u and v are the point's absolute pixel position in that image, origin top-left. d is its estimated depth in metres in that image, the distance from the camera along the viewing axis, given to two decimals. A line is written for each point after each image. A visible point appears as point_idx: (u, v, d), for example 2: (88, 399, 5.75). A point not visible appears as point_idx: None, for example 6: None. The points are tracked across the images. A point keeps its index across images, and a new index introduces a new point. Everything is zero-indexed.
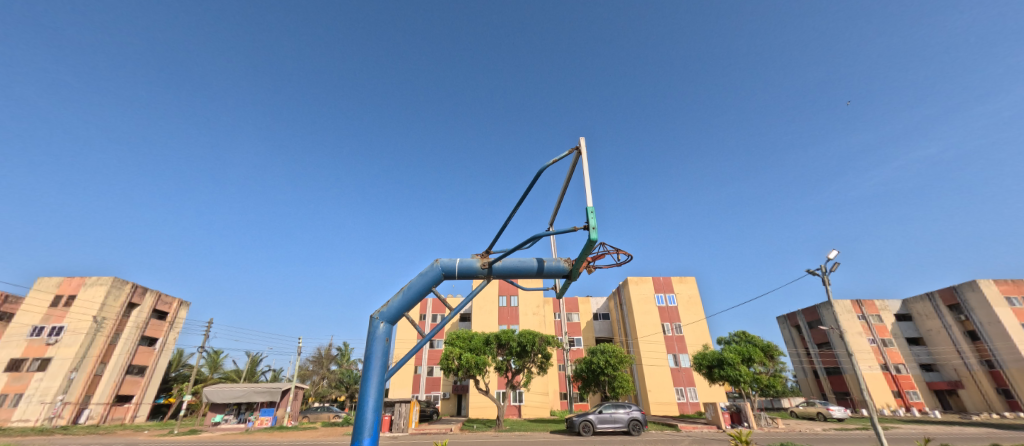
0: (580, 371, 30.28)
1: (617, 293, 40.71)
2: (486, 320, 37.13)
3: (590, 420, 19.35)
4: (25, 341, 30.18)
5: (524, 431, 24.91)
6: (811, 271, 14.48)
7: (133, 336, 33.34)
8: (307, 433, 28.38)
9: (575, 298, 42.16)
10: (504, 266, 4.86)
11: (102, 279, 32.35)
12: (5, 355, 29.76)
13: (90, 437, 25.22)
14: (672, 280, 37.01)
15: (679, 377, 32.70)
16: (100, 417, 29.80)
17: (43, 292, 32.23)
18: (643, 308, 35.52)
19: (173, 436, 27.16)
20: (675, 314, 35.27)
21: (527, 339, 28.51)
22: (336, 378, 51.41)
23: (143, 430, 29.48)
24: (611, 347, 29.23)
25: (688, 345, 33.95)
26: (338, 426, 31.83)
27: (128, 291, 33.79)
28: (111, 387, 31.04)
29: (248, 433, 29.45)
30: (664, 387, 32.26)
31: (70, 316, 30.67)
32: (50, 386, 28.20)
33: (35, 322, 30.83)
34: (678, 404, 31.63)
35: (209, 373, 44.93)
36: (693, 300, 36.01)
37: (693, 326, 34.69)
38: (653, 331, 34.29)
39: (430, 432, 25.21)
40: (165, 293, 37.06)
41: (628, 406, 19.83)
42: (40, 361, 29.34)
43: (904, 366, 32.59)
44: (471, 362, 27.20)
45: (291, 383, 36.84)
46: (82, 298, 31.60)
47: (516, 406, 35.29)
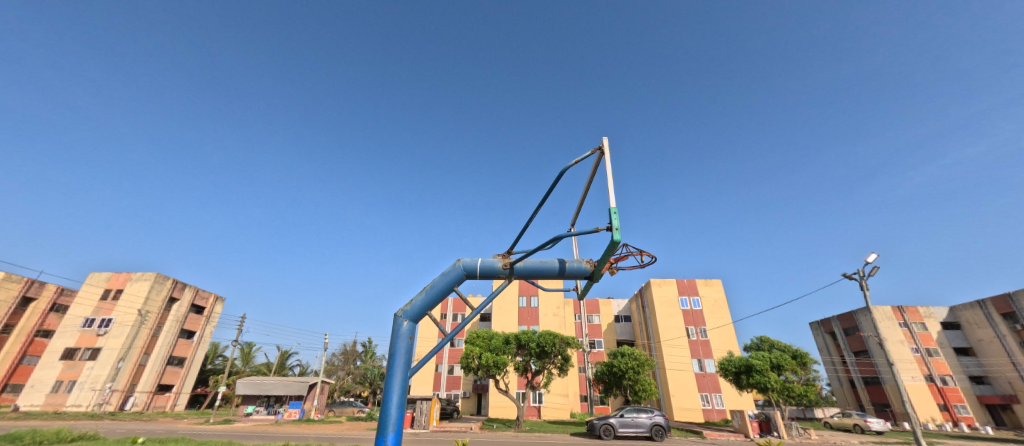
0: (602, 373, 31.14)
1: (638, 295, 41.65)
2: (506, 321, 38.51)
3: (611, 424, 20.34)
4: (77, 331, 33.33)
5: (545, 433, 26.13)
6: (847, 275, 15.21)
7: (174, 329, 36.44)
8: (332, 427, 30.50)
9: (596, 300, 42.87)
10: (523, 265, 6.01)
11: (146, 274, 35.42)
12: (61, 344, 32.92)
13: (138, 423, 28.01)
14: (697, 283, 37.34)
15: (704, 383, 33.10)
16: (144, 404, 32.81)
17: (94, 286, 35.51)
18: (667, 311, 36.12)
19: (210, 426, 29.60)
20: (700, 318, 35.68)
21: (546, 340, 29.57)
22: (360, 374, 54.02)
23: (183, 417, 32.29)
24: (630, 351, 30.07)
25: (713, 350, 34.29)
26: (363, 421, 33.85)
27: (170, 286, 36.91)
28: (154, 377, 34.08)
29: (277, 424, 31.71)
30: (688, 393, 32.74)
31: (118, 309, 33.79)
32: (100, 374, 31.17)
33: (87, 314, 34.05)
34: (703, 411, 32.02)
35: (241, 366, 48.30)
36: (718, 304, 36.29)
37: (718, 331, 35.03)
38: (677, 334, 34.81)
39: (452, 429, 26.93)
40: (202, 288, 40.23)
41: (650, 411, 20.67)
42: (91, 350, 32.41)
43: (951, 378, 32.01)
44: (490, 361, 28.55)
45: (318, 377, 39.37)
46: (128, 292, 34.76)
47: (536, 406, 36.55)
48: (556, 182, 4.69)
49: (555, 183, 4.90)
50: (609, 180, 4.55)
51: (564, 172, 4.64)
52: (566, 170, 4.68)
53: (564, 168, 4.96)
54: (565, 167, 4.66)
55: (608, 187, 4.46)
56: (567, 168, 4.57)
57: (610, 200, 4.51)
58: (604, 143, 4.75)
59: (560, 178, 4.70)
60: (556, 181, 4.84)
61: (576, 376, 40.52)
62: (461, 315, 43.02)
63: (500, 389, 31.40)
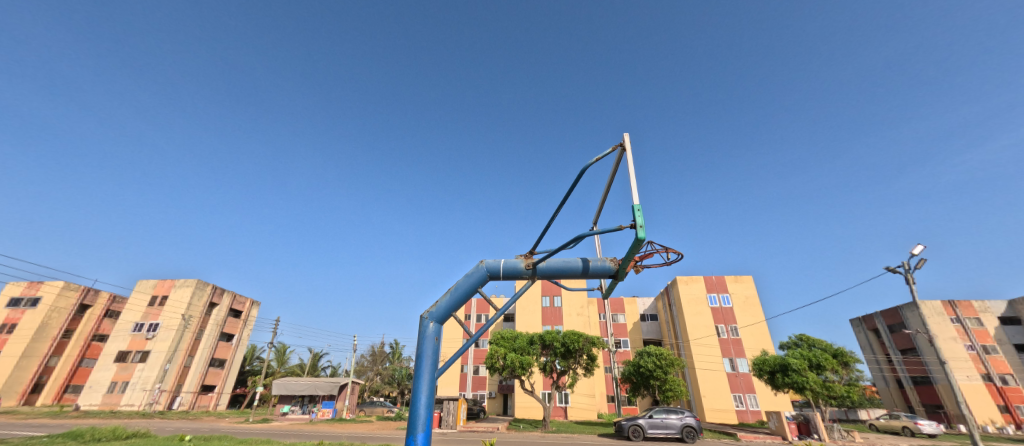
0: (629, 373, 31.90)
1: (665, 294, 42.14)
2: (530, 321, 39.85)
3: (640, 424, 21.36)
4: (129, 335, 36.59)
5: (572, 433, 27.20)
6: (893, 269, 15.63)
7: (214, 332, 39.62)
8: (363, 426, 32.45)
9: (621, 299, 43.29)
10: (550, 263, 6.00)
11: (188, 281, 38.41)
12: (114, 347, 36.26)
13: (184, 422, 30.58)
14: (726, 280, 37.64)
15: (737, 383, 33.37)
16: (190, 404, 35.87)
17: (142, 292, 38.67)
18: (695, 309, 36.56)
19: (249, 424, 32.10)
20: (730, 316, 35.88)
21: (570, 339, 30.71)
22: (388, 374, 56.39)
23: (225, 416, 35.12)
24: (656, 350, 30.73)
25: (746, 349, 34.44)
26: (392, 420, 35.78)
27: (210, 292, 39.91)
28: (198, 377, 37.21)
29: (312, 423, 33.91)
30: (720, 395, 33.05)
31: (164, 314, 36.80)
32: (149, 376, 34.09)
33: (137, 319, 37.26)
34: (737, 412, 32.28)
35: (277, 367, 51.35)
36: (749, 300, 36.47)
37: (749, 329, 35.18)
38: (705, 333, 35.26)
39: (479, 428, 28.62)
40: (239, 294, 43.39)
41: (681, 413, 21.47)
42: (141, 353, 35.46)
43: (1012, 377, 31.05)
44: (515, 361, 29.91)
45: (348, 378, 41.60)
46: (172, 298, 37.78)
47: (562, 406, 37.56)
48: (575, 184, 4.23)
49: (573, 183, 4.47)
50: (632, 177, 3.90)
51: (584, 172, 4.18)
52: (585, 170, 4.22)
53: (582, 166, 4.55)
54: (584, 166, 4.22)
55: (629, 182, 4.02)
56: (586, 166, 4.11)
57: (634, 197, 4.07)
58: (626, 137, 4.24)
59: (579, 179, 4.23)
60: (576, 182, 4.36)
61: (603, 377, 41.12)
62: (485, 316, 44.54)
63: (526, 388, 32.72)
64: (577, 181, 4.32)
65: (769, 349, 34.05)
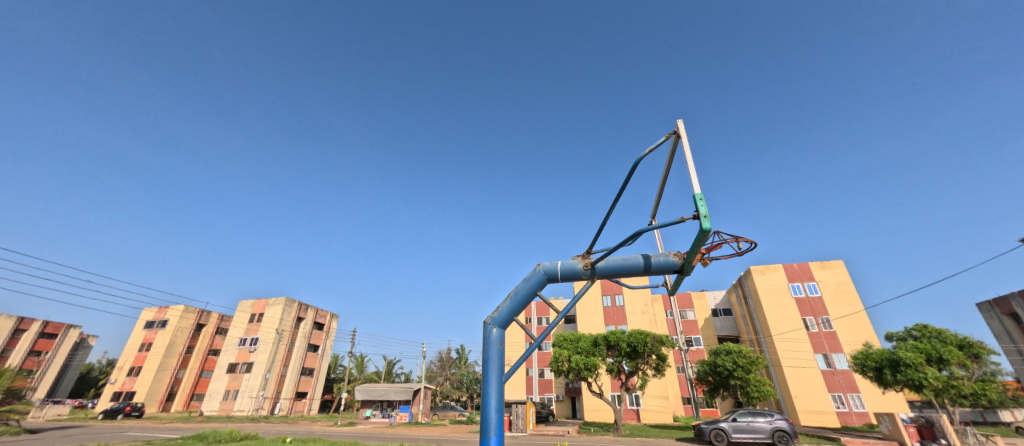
0: (705, 373, 32.08)
1: (739, 285, 41.33)
2: (592, 321, 41.06)
3: (723, 429, 21.87)
4: (236, 348, 42.94)
5: (648, 437, 27.95)
6: None
7: (302, 343, 44.98)
8: (438, 429, 35.50)
9: (689, 294, 43.73)
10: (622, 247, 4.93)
11: (279, 299, 43.97)
12: (226, 360, 42.74)
13: (285, 426, 35.49)
14: (811, 267, 36.20)
15: (836, 381, 32.04)
16: (288, 409, 41.22)
17: (243, 311, 45.09)
18: (778, 300, 35.74)
19: (339, 428, 36.28)
20: (820, 307, 34.50)
21: (637, 339, 31.41)
22: (456, 379, 59.85)
23: (316, 420, 39.89)
24: (736, 348, 30.76)
25: (842, 342, 33.03)
26: (465, 423, 38.63)
27: (296, 307, 45.40)
28: (292, 385, 42.63)
29: (393, 426, 37.45)
30: (817, 395, 31.94)
31: (262, 329, 42.63)
32: (254, 383, 39.74)
33: (241, 334, 43.56)
34: (839, 414, 31.01)
35: (358, 374, 56.80)
36: (841, 288, 34.95)
37: (844, 319, 33.74)
38: (792, 327, 34.28)
39: (551, 432, 30.27)
40: (320, 308, 48.74)
41: (768, 416, 21.74)
42: (246, 364, 41.37)
43: None
44: (581, 363, 31.27)
45: (419, 384, 45.13)
46: (268, 315, 43.60)
47: (635, 409, 38.41)
48: (631, 174, 4.16)
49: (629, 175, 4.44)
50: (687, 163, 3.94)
51: (640, 162, 4.12)
52: (642, 159, 4.17)
53: (637, 158, 4.53)
54: (640, 157, 4.18)
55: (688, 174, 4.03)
56: (642, 156, 4.08)
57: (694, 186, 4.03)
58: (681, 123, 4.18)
59: (636, 169, 4.16)
60: (632, 173, 4.30)
61: (676, 378, 41.12)
62: (545, 319, 46.21)
63: (595, 390, 33.93)
64: (633, 171, 4.25)
65: (875, 341, 32.47)
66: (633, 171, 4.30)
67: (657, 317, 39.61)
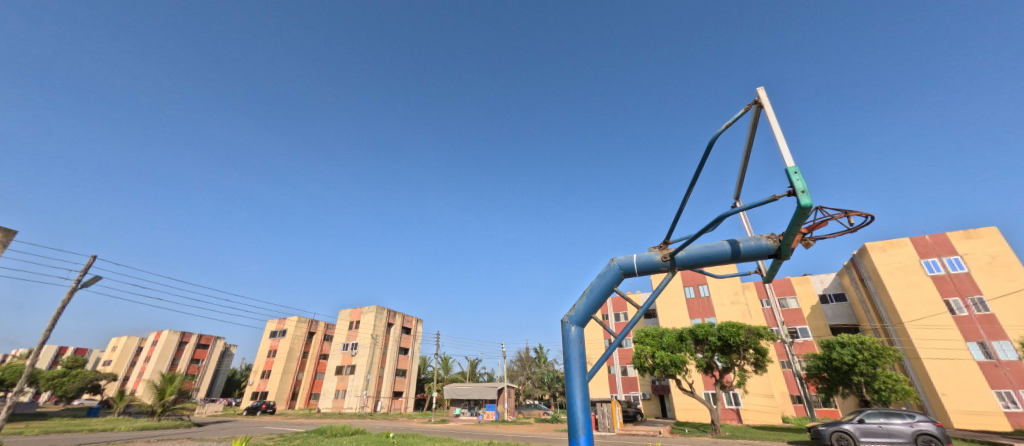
0: (817, 367, 28.32)
1: (852, 267, 35.36)
2: (675, 315, 38.32)
3: (848, 432, 14.03)
4: (341, 353, 46.98)
5: (752, 440, 24.52)
6: None
7: (395, 346, 47.95)
8: (525, 427, 35.36)
9: (788, 280, 38.85)
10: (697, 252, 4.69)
11: (371, 307, 47.26)
12: (333, 363, 46.93)
13: (386, 422, 37.99)
14: (951, 238, 29.31)
15: (1001, 376, 25.37)
16: (387, 407, 44.40)
17: (343, 319, 49.23)
18: (909, 280, 29.27)
19: (433, 424, 37.85)
20: (969, 285, 27.71)
21: (729, 332, 28.41)
22: (537, 378, 59.10)
23: (413, 417, 42.14)
24: (855, 338, 26.50)
25: (1005, 327, 26.14)
26: (549, 422, 37.91)
27: (386, 314, 48.49)
28: (389, 385, 45.70)
29: (481, 424, 38.11)
30: (976, 393, 25.44)
31: (360, 334, 46.23)
32: (358, 383, 43.20)
33: (344, 340, 47.58)
34: (1008, 416, 24.52)
35: (444, 374, 59.08)
36: (998, 261, 27.77)
37: (1004, 300, 26.78)
38: (932, 311, 27.84)
39: (642, 429, 28.56)
40: (406, 314, 51.58)
41: (909, 414, 13.61)
42: (349, 367, 45.04)
43: None
44: (666, 360, 28.73)
45: (503, 383, 45.61)
46: (364, 322, 47.01)
47: (735, 409, 34.82)
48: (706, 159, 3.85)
49: (703, 156, 4.17)
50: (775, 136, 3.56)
51: (715, 141, 3.86)
52: (718, 137, 3.90)
53: (711, 135, 4.25)
54: (714, 135, 3.91)
55: (778, 142, 3.57)
56: (718, 134, 3.78)
57: (785, 157, 3.58)
58: (762, 94, 3.84)
59: (711, 149, 3.91)
60: (707, 153, 4.04)
61: (781, 374, 36.54)
62: (624, 315, 44.04)
63: (685, 386, 31.20)
64: (708, 151, 4.00)
65: None
66: (708, 151, 4.04)
67: (750, 308, 35.75)
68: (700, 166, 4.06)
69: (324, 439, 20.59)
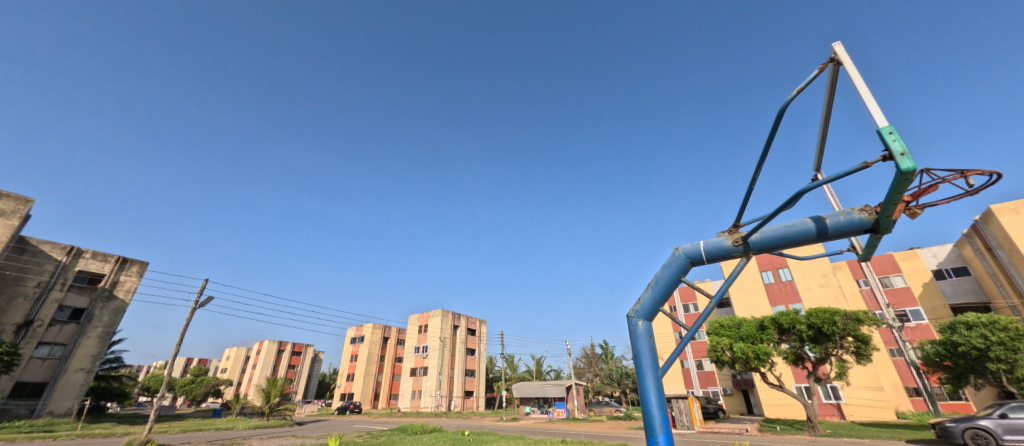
0: (934, 354, 18.58)
1: (973, 235, 26.52)
2: (753, 304, 31.85)
3: (987, 429, 9.42)
4: (413, 355, 47.99)
5: (862, 438, 19.92)
6: None
7: (462, 348, 48.19)
8: (597, 425, 33.01)
9: (892, 255, 29.80)
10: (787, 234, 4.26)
11: (436, 312, 47.80)
12: (407, 365, 48.07)
13: (461, 420, 37.98)
14: None
15: None
16: (461, 406, 44.77)
17: (412, 324, 50.38)
18: None
19: (505, 422, 37.11)
20: None
21: (823, 319, 23.11)
22: (605, 374, 55.97)
23: (486, 416, 41.77)
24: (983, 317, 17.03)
25: None
26: (624, 420, 34.92)
27: (451, 316, 48.86)
28: (460, 385, 46.00)
29: (552, 422, 36.52)
30: None
31: (429, 338, 46.96)
32: (431, 383, 44.00)
33: (415, 343, 48.65)
34: None
35: (512, 373, 58.34)
36: None
37: None
38: None
39: (742, 414, 25.02)
40: (470, 315, 51.58)
41: None
42: (422, 368, 45.93)
43: None
44: (749, 353, 23.42)
45: (570, 380, 43.64)
46: (431, 326, 47.73)
47: (834, 404, 27.45)
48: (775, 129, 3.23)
49: (773, 134, 3.35)
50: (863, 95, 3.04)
51: (791, 116, 3.05)
52: (793, 112, 3.10)
53: (780, 113, 3.45)
54: (787, 108, 3.14)
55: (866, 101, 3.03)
56: (787, 100, 3.25)
57: (875, 116, 3.00)
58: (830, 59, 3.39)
59: (787, 127, 3.07)
60: (781, 132, 3.21)
61: (890, 364, 27.78)
62: (694, 305, 40.03)
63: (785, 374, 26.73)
64: (784, 129, 3.16)
65: None
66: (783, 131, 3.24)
67: (844, 289, 29.58)
68: (773, 149, 3.25)
69: (404, 437, 20.51)
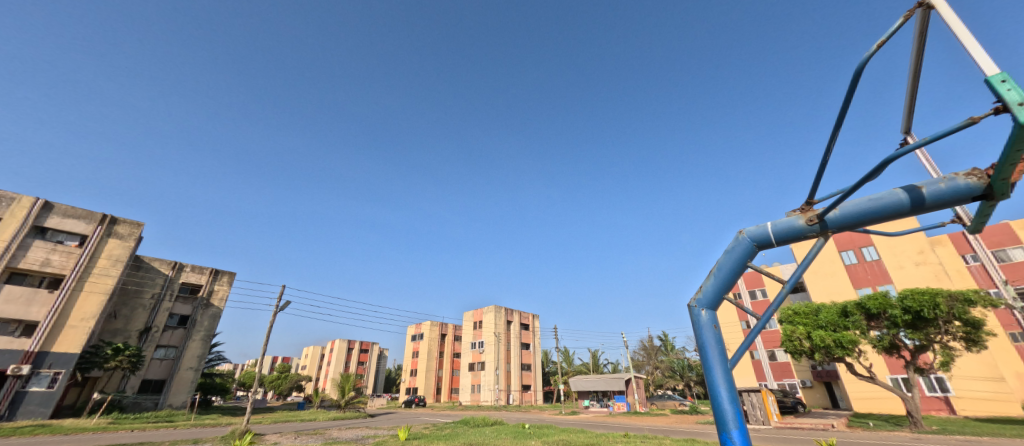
0: None
1: None
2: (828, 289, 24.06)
3: None
4: (470, 351, 47.14)
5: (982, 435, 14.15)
6: None
7: (516, 342, 46.68)
8: (660, 419, 29.29)
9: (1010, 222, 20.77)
10: (847, 216, 2.58)
11: (489, 308, 46.60)
12: (466, 360, 47.30)
13: (521, 413, 36.41)
14: None
15: None
16: (519, 399, 43.30)
17: (467, 320, 49.63)
18: None
19: (565, 416, 34.86)
20: None
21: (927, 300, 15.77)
22: (667, 367, 51.31)
23: (545, 409, 39.76)
24: None
25: None
26: (690, 414, 30.83)
27: (504, 312, 47.42)
28: (518, 378, 44.48)
29: (613, 415, 33.47)
30: None
31: (484, 333, 45.90)
32: (489, 378, 42.92)
33: (471, 338, 47.80)
34: None
35: (567, 366, 55.79)
36: None
37: None
38: None
39: (817, 418, 18.84)
40: (522, 310, 49.84)
41: None
42: (480, 363, 44.99)
43: None
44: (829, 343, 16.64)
45: (629, 373, 40.08)
46: (485, 322, 46.70)
47: (940, 397, 19.14)
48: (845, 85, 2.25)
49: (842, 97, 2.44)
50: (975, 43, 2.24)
51: (861, 72, 2.18)
52: (866, 66, 2.22)
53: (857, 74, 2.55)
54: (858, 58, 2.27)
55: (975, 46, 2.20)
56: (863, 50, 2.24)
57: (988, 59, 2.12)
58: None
59: (856, 86, 2.19)
60: (850, 94, 2.32)
61: (1008, 349, 19.10)
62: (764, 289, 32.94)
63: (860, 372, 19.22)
64: (852, 89, 2.28)
65: None
66: (854, 91, 2.33)
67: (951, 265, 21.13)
68: (840, 116, 2.37)
69: (467, 430, 19.11)
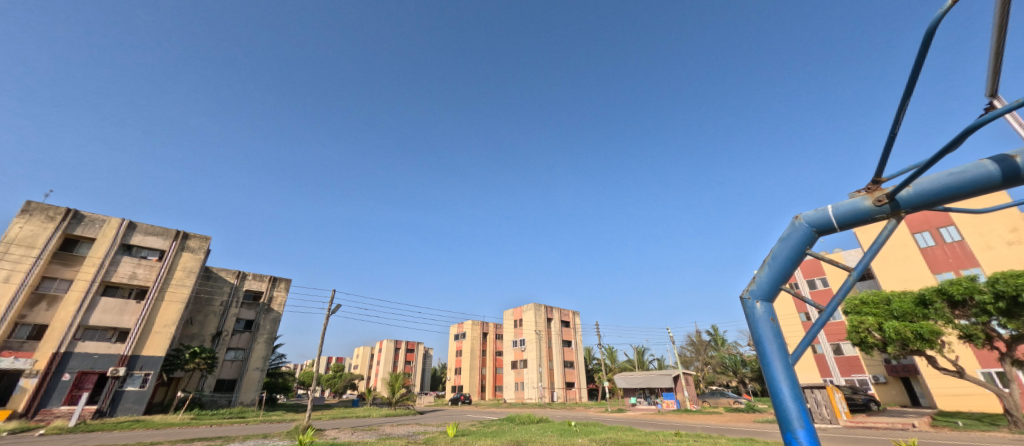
0: None
1: None
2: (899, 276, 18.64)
3: None
4: (513, 349, 45.99)
5: None
6: None
7: (557, 339, 45.03)
8: (714, 417, 26.52)
9: None
10: (926, 193, 1.89)
11: (528, 306, 45.03)
12: (509, 359, 46.18)
13: (565, 411, 34.83)
14: None
15: None
16: (564, 397, 41.71)
17: (507, 319, 48.41)
18: None
19: (611, 413, 32.93)
20: None
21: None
22: (718, 363, 47.57)
23: (590, 407, 37.90)
24: None
25: None
26: (748, 412, 27.77)
27: (544, 310, 45.77)
28: (561, 376, 42.85)
29: (662, 413, 31.00)
30: None
31: (526, 331, 44.57)
32: (532, 376, 41.75)
33: (512, 337, 46.62)
34: None
35: (611, 363, 53.40)
36: None
37: None
38: None
39: (878, 426, 14.48)
40: (562, 307, 48.04)
41: None
42: (522, 361, 43.78)
43: None
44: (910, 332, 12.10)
45: (677, 369, 37.28)
46: (526, 321, 45.31)
47: None
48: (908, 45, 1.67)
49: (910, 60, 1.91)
50: None
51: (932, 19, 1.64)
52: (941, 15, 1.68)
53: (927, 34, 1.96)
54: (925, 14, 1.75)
55: None
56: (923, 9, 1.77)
57: None
58: None
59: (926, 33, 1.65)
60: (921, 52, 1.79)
61: None
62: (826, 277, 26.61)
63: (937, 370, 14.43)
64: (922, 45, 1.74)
65: None
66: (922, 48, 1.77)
67: None
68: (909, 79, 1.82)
69: (513, 428, 17.83)
